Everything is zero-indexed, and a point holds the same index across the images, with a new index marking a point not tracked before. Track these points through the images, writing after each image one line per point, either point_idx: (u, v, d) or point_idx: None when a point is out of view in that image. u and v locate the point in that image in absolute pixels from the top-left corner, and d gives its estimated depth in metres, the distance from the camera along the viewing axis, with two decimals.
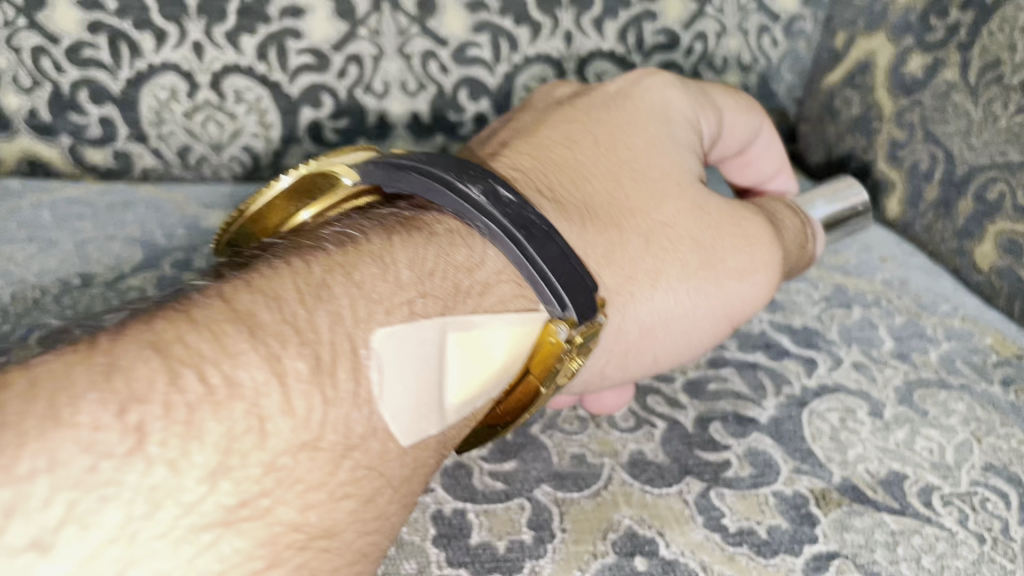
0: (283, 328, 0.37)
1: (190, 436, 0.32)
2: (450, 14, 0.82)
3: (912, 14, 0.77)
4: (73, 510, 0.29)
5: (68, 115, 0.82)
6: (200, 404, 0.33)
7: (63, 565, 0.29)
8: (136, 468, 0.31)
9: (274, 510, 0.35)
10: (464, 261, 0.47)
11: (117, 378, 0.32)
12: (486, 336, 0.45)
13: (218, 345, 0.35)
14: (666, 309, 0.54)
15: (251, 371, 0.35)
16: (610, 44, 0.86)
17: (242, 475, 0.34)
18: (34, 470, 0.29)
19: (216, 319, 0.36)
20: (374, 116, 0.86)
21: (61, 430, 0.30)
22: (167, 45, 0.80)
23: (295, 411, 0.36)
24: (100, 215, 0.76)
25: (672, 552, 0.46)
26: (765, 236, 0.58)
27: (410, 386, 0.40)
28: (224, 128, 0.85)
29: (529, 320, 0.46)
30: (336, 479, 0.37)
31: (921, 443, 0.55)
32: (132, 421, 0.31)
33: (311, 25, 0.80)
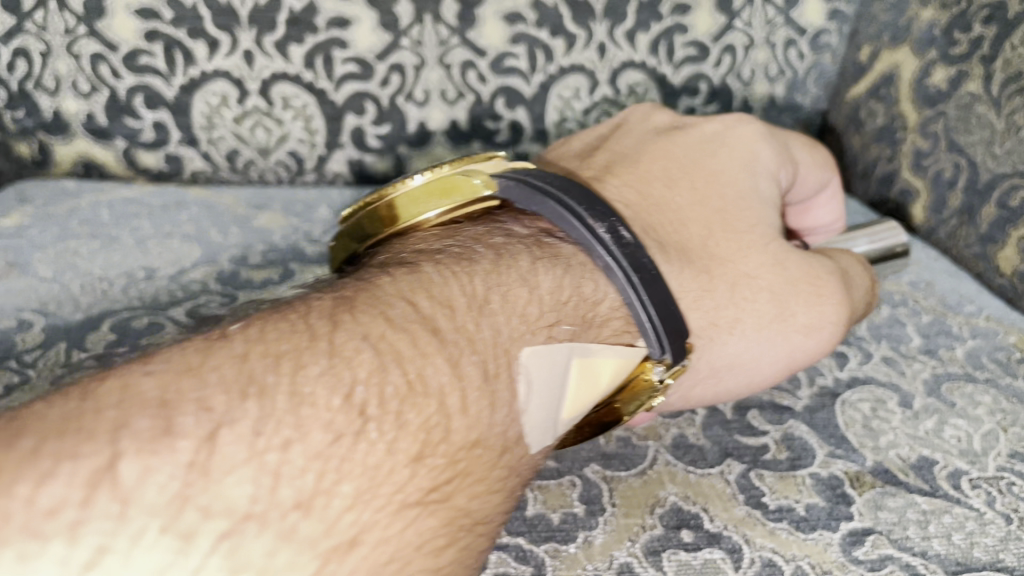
0: (460, 337, 0.41)
1: (399, 426, 0.36)
2: (489, 25, 0.85)
3: (936, 28, 0.79)
4: (321, 481, 0.33)
5: (124, 119, 0.86)
6: (405, 397, 0.37)
7: (318, 524, 0.32)
8: (360, 448, 0.35)
9: (453, 496, 0.38)
10: (589, 295, 0.49)
11: (341, 365, 0.36)
12: (600, 364, 0.47)
13: (413, 344, 0.39)
14: (737, 355, 0.55)
15: (438, 374, 0.39)
16: (642, 55, 0.88)
17: (436, 462, 0.37)
18: (289, 441, 0.33)
19: (409, 321, 0.40)
20: (415, 124, 0.89)
21: (308, 409, 0.34)
22: (220, 53, 0.83)
23: (468, 410, 0.39)
24: (156, 213, 0.81)
25: (716, 526, 0.49)
26: (838, 296, 0.58)
27: (544, 402, 0.44)
28: (272, 134, 0.89)
29: (636, 354, 0.49)
30: (492, 476, 0.41)
31: (949, 432, 0.57)
32: (355, 402, 0.35)
33: (357, 35, 0.84)
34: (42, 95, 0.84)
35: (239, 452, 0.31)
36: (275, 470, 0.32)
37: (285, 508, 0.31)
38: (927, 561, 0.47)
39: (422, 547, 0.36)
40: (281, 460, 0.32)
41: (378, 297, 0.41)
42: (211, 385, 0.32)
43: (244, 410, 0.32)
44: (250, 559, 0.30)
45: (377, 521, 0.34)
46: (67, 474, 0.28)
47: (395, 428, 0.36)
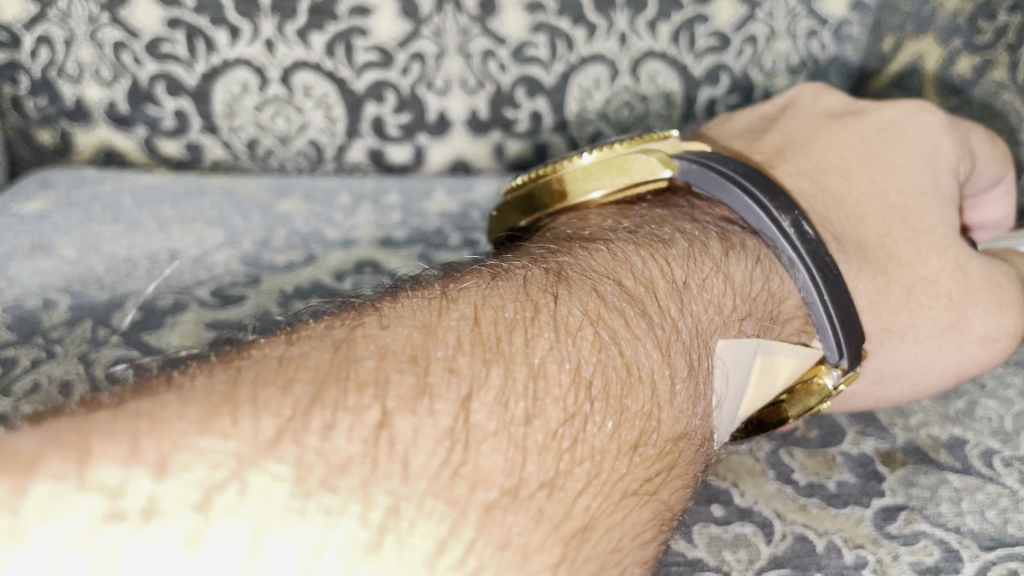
0: (666, 321, 0.46)
1: (620, 411, 0.41)
2: (510, 14, 0.85)
3: (960, 17, 0.82)
4: (560, 462, 0.37)
5: (146, 107, 0.86)
6: (613, 377, 0.41)
7: (560, 506, 0.37)
8: (590, 430, 0.39)
9: (660, 491, 0.42)
10: (775, 289, 0.53)
11: (581, 336, 0.41)
12: (779, 362, 0.52)
13: (626, 324, 0.43)
14: (907, 359, 0.59)
15: (648, 359, 0.43)
16: (663, 45, 0.88)
17: (650, 451, 0.41)
18: (527, 414, 0.37)
19: (622, 303, 0.44)
20: (435, 113, 0.89)
21: (544, 385, 0.39)
22: (242, 41, 0.83)
23: (675, 401, 0.43)
24: (179, 199, 0.81)
25: (747, 501, 0.53)
26: (1015, 306, 0.62)
27: (733, 391, 0.49)
28: (292, 122, 0.89)
29: (807, 356, 0.54)
30: (684, 472, 0.44)
31: (980, 412, 0.60)
32: (582, 378, 0.40)
33: (378, 23, 0.84)
34: (64, 83, 0.84)
35: (500, 420, 0.37)
36: (522, 443, 0.37)
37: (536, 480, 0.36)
38: (960, 536, 0.50)
39: (637, 535, 0.40)
40: (540, 429, 0.38)
41: (587, 275, 0.45)
42: (473, 350, 0.38)
43: (488, 377, 0.37)
44: (509, 533, 0.35)
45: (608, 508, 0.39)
46: (345, 430, 0.33)
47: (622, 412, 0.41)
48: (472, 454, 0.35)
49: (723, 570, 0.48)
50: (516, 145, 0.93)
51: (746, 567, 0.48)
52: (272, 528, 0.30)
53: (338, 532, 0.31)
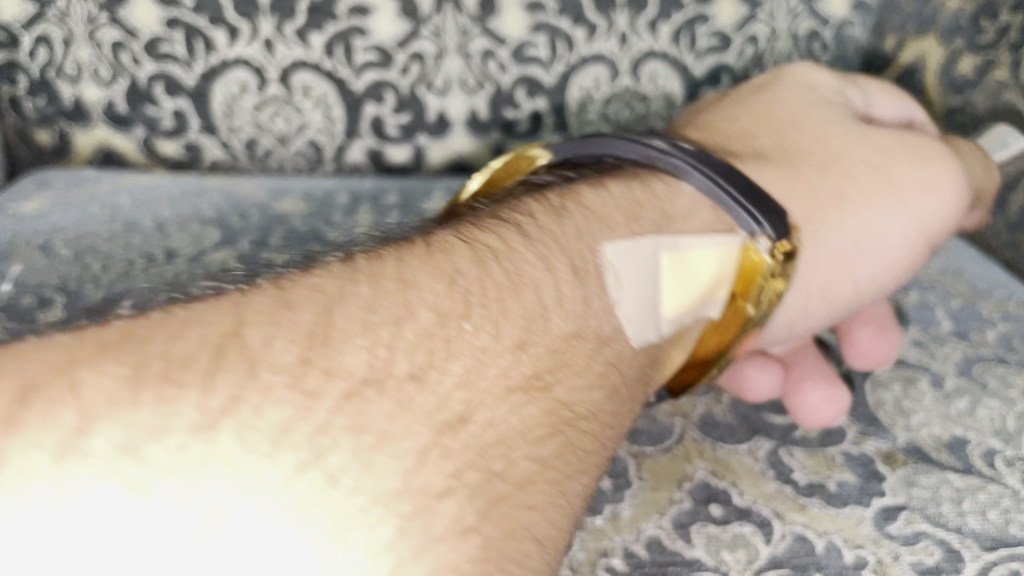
0: (545, 235, 0.47)
1: (501, 315, 0.42)
2: (510, 14, 0.85)
3: (962, 16, 0.79)
4: (431, 357, 0.39)
5: (144, 107, 0.86)
6: (502, 287, 0.43)
7: (433, 398, 0.38)
8: (466, 332, 0.41)
9: (554, 390, 0.43)
10: (681, 208, 0.55)
11: (457, 246, 0.44)
12: (693, 256, 0.53)
13: (505, 242, 0.45)
14: (855, 229, 0.60)
15: (531, 265, 0.45)
16: (664, 46, 0.88)
17: (535, 356, 0.43)
18: (404, 305, 0.39)
19: (503, 228, 0.47)
20: (434, 113, 0.89)
21: (417, 293, 0.40)
22: (240, 41, 0.83)
23: (564, 303, 0.45)
24: (177, 199, 0.81)
25: (746, 501, 0.52)
26: (945, 164, 0.64)
27: (636, 295, 0.50)
28: (292, 123, 0.88)
29: (728, 245, 0.54)
30: (597, 366, 0.46)
31: (982, 412, 0.59)
32: (484, 261, 0.44)
33: (377, 23, 0.84)
34: (63, 83, 0.84)
35: (436, 359, 0.39)
36: (386, 344, 0.38)
37: (471, 402, 0.39)
38: (963, 537, 0.49)
39: (529, 434, 0.40)
40: (462, 360, 0.40)
41: (470, 214, 0.48)
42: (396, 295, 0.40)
43: (356, 292, 0.39)
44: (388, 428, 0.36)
45: (556, 426, 0.42)
46: (264, 371, 0.34)
47: (539, 345, 0.43)
48: (390, 397, 0.37)
49: (721, 570, 0.48)
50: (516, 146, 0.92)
51: (745, 567, 0.48)
52: (140, 459, 0.30)
53: (227, 446, 0.32)
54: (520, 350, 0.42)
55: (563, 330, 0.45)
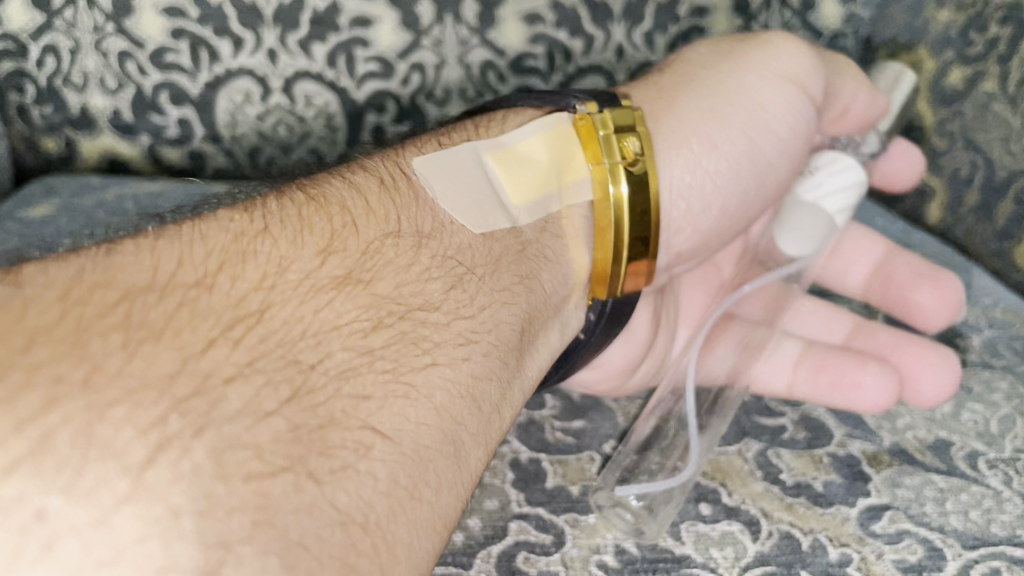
0: (370, 169, 0.50)
1: (313, 213, 0.43)
2: (509, 26, 0.86)
3: (952, 29, 0.81)
4: (235, 250, 0.39)
5: (150, 116, 0.87)
6: (308, 202, 0.44)
7: (224, 297, 0.36)
8: (272, 226, 0.41)
9: (375, 285, 0.42)
10: (495, 123, 0.58)
11: (292, 190, 0.46)
12: (515, 146, 0.55)
13: (323, 182, 0.47)
14: (708, 137, 0.63)
15: (347, 191, 0.47)
16: (660, 57, 0.89)
17: (355, 246, 0.43)
18: (204, 224, 0.40)
19: (326, 179, 0.48)
20: (434, 123, 0.91)
21: (217, 214, 0.41)
22: (244, 51, 0.85)
23: (382, 206, 0.46)
24: (183, 205, 0.82)
25: (735, 501, 0.53)
26: (791, 50, 0.68)
27: (462, 186, 0.51)
28: (294, 132, 0.90)
29: (549, 127, 0.57)
30: (427, 261, 0.45)
31: (966, 416, 0.61)
32: (290, 193, 0.45)
33: (379, 34, 0.85)
34: (69, 92, 0.85)
35: (272, 229, 0.41)
36: (177, 257, 0.37)
37: (300, 282, 0.39)
38: (944, 535, 0.51)
39: (338, 323, 0.39)
40: (311, 238, 0.41)
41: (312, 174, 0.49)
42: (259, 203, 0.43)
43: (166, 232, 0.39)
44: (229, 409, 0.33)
45: (389, 320, 0.41)
46: (140, 266, 0.36)
47: (398, 234, 0.45)
48: (256, 266, 0.38)
49: (709, 566, 0.49)
50: None
51: (733, 564, 0.49)
52: None
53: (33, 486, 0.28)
54: (361, 233, 0.44)
55: (414, 228, 0.46)
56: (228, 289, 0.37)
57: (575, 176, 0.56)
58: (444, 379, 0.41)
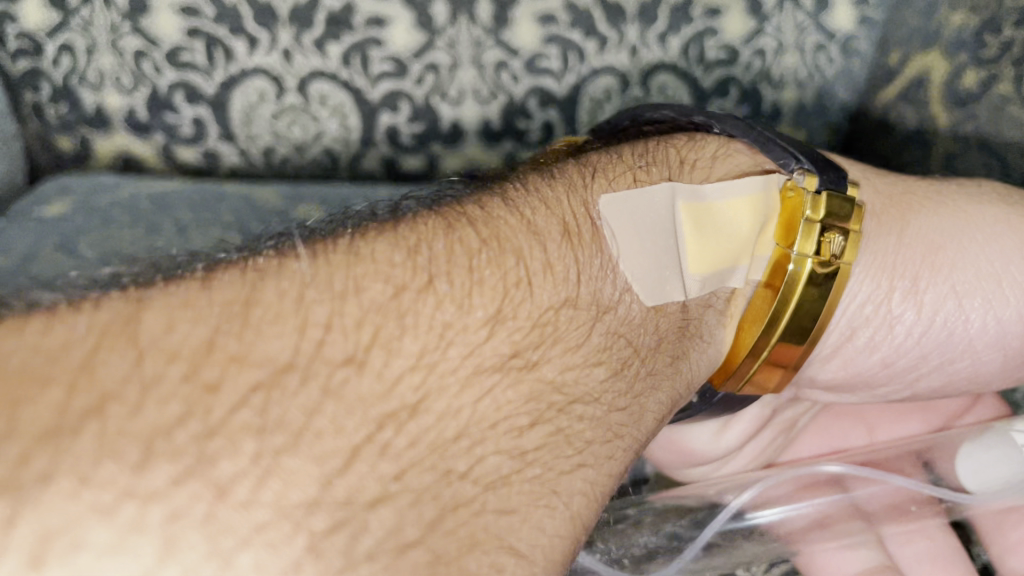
0: (530, 199, 0.46)
1: (473, 275, 0.40)
2: (522, 26, 0.86)
3: (966, 31, 0.78)
4: (398, 325, 0.36)
5: (165, 115, 0.88)
6: (478, 249, 0.41)
7: (374, 381, 0.34)
8: (439, 285, 0.38)
9: (541, 366, 0.40)
10: (681, 151, 0.53)
11: (466, 222, 0.42)
12: (711, 203, 0.49)
13: (488, 216, 0.43)
14: (913, 263, 0.55)
15: (513, 231, 0.43)
16: (673, 58, 0.90)
17: (517, 323, 0.40)
18: (372, 272, 0.37)
19: (496, 203, 0.45)
20: (448, 122, 0.91)
21: (376, 257, 0.38)
22: (259, 51, 0.85)
23: (555, 270, 0.43)
24: (198, 204, 0.83)
25: None
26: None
27: (643, 240, 0.46)
28: (309, 131, 0.90)
29: (749, 188, 0.50)
30: (592, 343, 0.42)
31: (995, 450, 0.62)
32: (453, 226, 0.42)
33: (393, 34, 0.85)
34: (85, 90, 0.86)
35: (437, 282, 0.38)
36: (325, 322, 0.34)
37: (463, 362, 0.37)
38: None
39: (508, 419, 0.38)
40: (484, 302, 0.39)
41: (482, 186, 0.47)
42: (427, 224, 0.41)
43: (323, 283, 0.36)
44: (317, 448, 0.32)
45: (552, 415, 0.40)
46: (282, 331, 0.33)
47: (574, 303, 0.42)
48: (414, 337, 0.36)
49: None
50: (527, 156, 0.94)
51: None
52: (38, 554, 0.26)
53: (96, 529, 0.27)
54: (535, 295, 0.41)
55: (591, 298, 0.43)
56: (409, 353, 0.36)
57: (763, 252, 0.49)
58: (587, 483, 0.40)
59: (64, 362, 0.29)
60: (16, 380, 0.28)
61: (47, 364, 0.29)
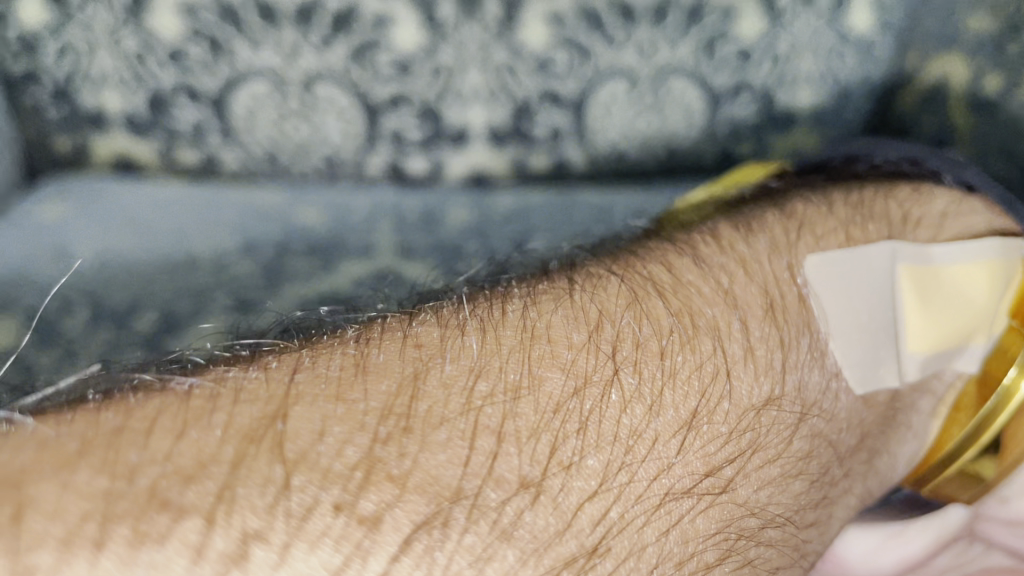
0: (729, 259, 0.47)
1: (670, 375, 0.40)
2: (532, 27, 0.84)
3: (985, 34, 0.77)
4: (583, 443, 0.36)
5: (165, 117, 0.86)
6: (673, 338, 0.41)
7: (547, 513, 0.34)
8: (643, 378, 0.39)
9: (736, 485, 0.39)
10: (903, 209, 0.55)
11: (670, 294, 0.44)
12: (933, 272, 0.51)
13: (701, 293, 0.44)
14: None
15: (711, 308, 0.43)
16: (684, 60, 0.87)
17: (714, 430, 0.39)
18: (553, 371, 0.38)
19: (693, 270, 0.46)
20: (455, 125, 0.89)
21: (549, 348, 0.39)
22: (263, 52, 0.83)
23: (759, 359, 0.42)
24: (200, 208, 0.81)
25: None
26: None
27: (864, 307, 0.47)
28: (313, 132, 0.88)
29: (977, 261, 0.51)
30: (792, 451, 0.42)
31: None
32: (639, 307, 0.42)
33: (398, 35, 0.83)
34: (85, 91, 0.83)
35: (623, 376, 0.39)
36: (498, 432, 0.35)
37: (652, 489, 0.37)
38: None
39: (692, 548, 0.37)
40: (676, 404, 0.39)
41: (653, 258, 0.47)
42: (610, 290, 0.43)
43: (500, 379, 0.37)
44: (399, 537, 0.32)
45: (740, 542, 0.38)
46: (452, 450, 0.34)
47: (780, 400, 0.42)
48: (599, 453, 0.36)
49: None
50: (535, 159, 0.92)
51: None
52: None
53: None
54: (735, 389, 0.41)
55: (800, 396, 0.43)
56: (591, 473, 0.36)
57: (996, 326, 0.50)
58: None
59: (201, 485, 0.31)
60: (151, 507, 0.29)
61: (184, 492, 0.30)
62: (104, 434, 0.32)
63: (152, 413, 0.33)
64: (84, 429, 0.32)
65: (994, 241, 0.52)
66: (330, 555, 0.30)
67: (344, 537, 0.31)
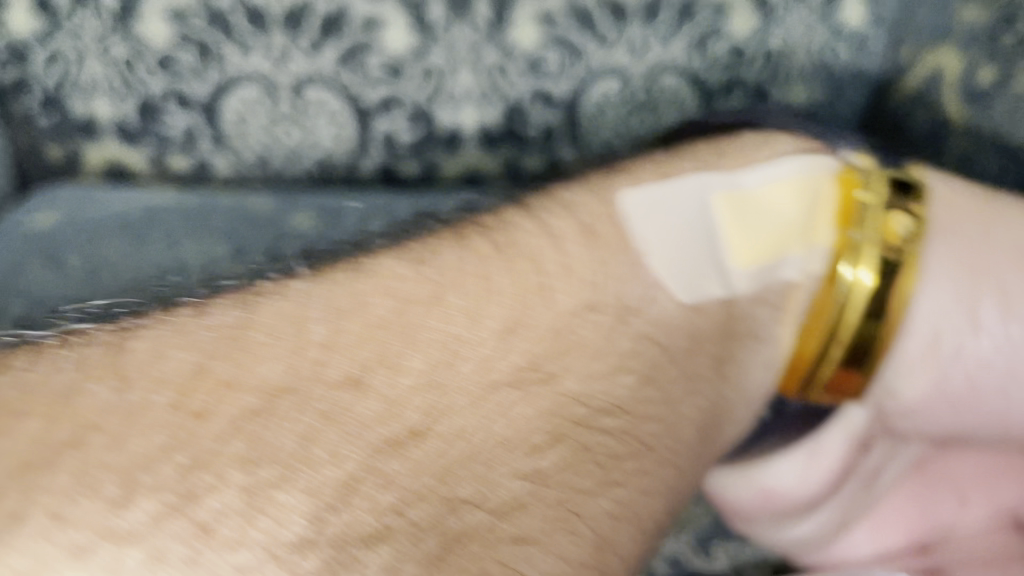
0: (554, 210, 0.57)
1: (472, 297, 0.49)
2: (522, 27, 0.83)
3: (978, 26, 0.75)
4: (383, 353, 0.44)
5: (156, 123, 0.85)
6: (488, 264, 0.51)
7: (370, 408, 0.42)
8: (443, 304, 0.48)
9: (557, 378, 0.49)
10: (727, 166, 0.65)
11: (507, 246, 0.53)
12: (748, 197, 0.62)
13: (533, 229, 0.54)
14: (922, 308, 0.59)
15: (535, 241, 0.53)
16: (677, 58, 0.86)
17: (501, 351, 0.48)
18: (381, 296, 0.47)
19: (544, 218, 0.56)
20: (447, 127, 0.89)
21: (372, 279, 0.47)
22: (252, 57, 0.82)
23: (573, 274, 0.53)
24: (191, 218, 0.80)
25: None
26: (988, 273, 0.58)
27: (686, 236, 0.58)
28: (305, 137, 0.88)
29: (789, 181, 0.63)
30: (614, 350, 0.53)
31: None
32: (484, 249, 0.52)
33: (388, 37, 0.82)
34: (75, 100, 0.83)
35: (444, 300, 0.48)
36: (324, 342, 0.43)
37: (469, 381, 0.46)
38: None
39: (486, 433, 0.45)
40: (495, 317, 0.49)
41: (506, 211, 0.57)
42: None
43: (346, 304, 0.46)
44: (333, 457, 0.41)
45: (570, 426, 0.48)
46: (275, 352, 0.42)
47: (597, 309, 0.53)
48: (423, 357, 0.45)
49: None
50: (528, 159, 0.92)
51: None
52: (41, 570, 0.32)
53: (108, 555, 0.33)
54: (533, 315, 0.50)
55: (619, 303, 0.54)
56: (404, 371, 0.44)
57: (816, 238, 0.61)
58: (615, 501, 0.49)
59: (119, 446, 0.36)
60: (56, 453, 0.35)
61: (124, 427, 0.37)
62: (47, 392, 0.37)
63: (69, 362, 0.39)
64: (32, 386, 0.37)
65: (800, 163, 0.65)
66: (216, 504, 0.36)
67: (232, 457, 0.38)
